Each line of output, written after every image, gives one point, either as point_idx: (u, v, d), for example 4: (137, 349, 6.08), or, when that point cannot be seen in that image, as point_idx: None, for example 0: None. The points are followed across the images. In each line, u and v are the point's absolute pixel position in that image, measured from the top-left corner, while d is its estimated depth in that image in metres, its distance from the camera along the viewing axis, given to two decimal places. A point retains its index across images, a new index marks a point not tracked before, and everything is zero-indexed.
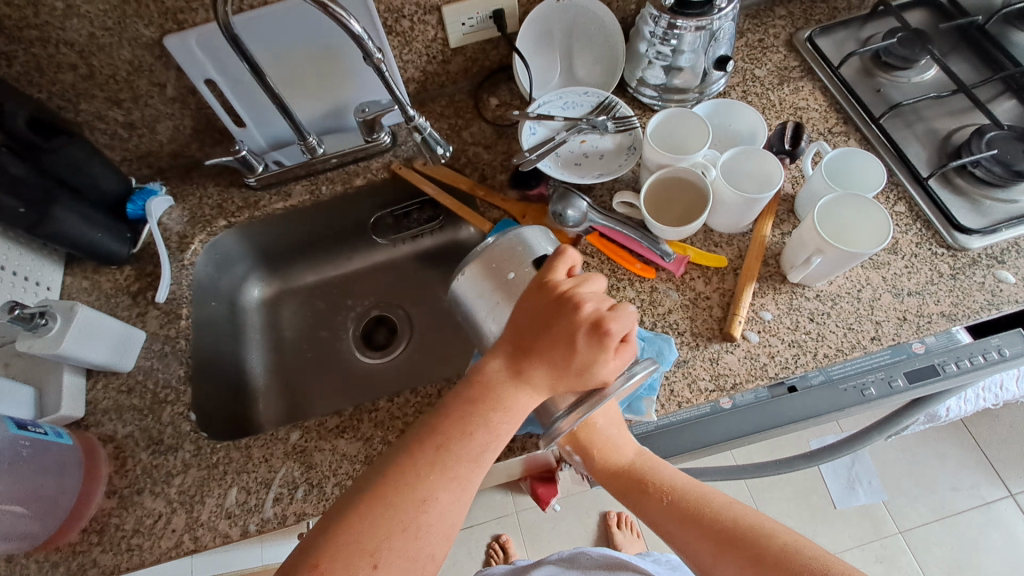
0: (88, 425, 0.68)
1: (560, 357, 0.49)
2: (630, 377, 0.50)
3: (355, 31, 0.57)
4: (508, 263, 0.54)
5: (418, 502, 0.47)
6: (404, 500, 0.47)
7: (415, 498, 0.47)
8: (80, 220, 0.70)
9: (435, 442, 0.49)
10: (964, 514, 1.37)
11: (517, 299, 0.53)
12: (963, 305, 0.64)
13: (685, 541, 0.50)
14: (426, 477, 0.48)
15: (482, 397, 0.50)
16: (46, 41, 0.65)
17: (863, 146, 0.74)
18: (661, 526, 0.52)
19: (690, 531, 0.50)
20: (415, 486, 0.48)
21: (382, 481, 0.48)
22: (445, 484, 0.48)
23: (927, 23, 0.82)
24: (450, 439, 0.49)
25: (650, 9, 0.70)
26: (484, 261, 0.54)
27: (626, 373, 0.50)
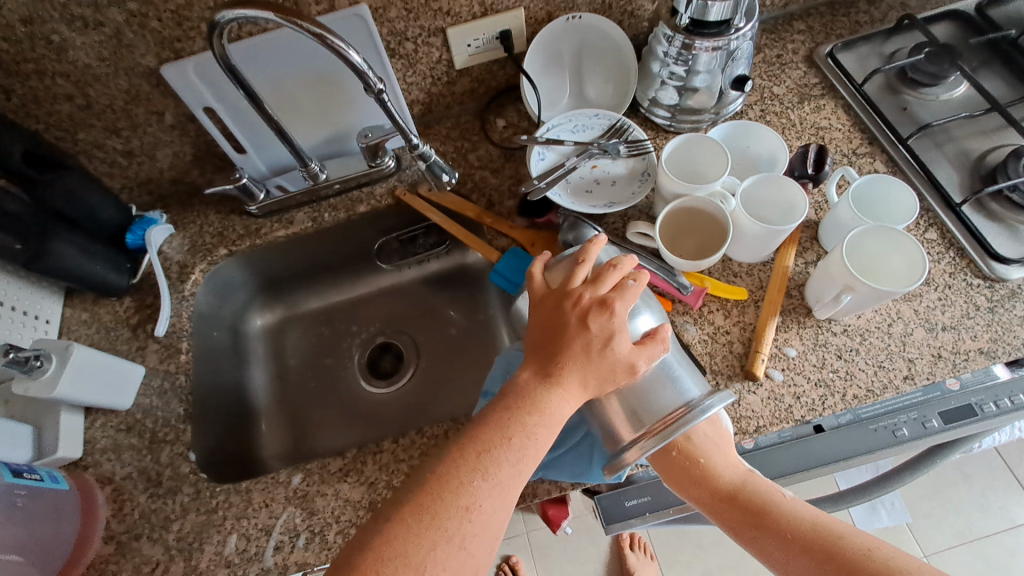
0: (86, 466, 0.65)
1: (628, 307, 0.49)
2: (702, 416, 0.49)
3: (355, 62, 0.54)
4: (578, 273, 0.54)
5: (508, 447, 0.45)
6: (494, 445, 0.45)
7: (504, 443, 0.45)
8: (77, 253, 0.68)
9: (514, 393, 0.48)
10: (993, 537, 1.32)
11: None
12: (1003, 341, 0.60)
13: (767, 548, 0.48)
14: (514, 423, 0.46)
15: (552, 359, 0.48)
16: (42, 73, 0.63)
17: (890, 168, 0.70)
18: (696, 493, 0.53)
19: (779, 544, 0.47)
20: (505, 432, 0.46)
21: (468, 433, 0.47)
22: (535, 429, 0.46)
23: (954, 36, 0.78)
24: (530, 393, 0.47)
25: (663, 29, 0.67)
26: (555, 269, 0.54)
27: (696, 410, 0.49)
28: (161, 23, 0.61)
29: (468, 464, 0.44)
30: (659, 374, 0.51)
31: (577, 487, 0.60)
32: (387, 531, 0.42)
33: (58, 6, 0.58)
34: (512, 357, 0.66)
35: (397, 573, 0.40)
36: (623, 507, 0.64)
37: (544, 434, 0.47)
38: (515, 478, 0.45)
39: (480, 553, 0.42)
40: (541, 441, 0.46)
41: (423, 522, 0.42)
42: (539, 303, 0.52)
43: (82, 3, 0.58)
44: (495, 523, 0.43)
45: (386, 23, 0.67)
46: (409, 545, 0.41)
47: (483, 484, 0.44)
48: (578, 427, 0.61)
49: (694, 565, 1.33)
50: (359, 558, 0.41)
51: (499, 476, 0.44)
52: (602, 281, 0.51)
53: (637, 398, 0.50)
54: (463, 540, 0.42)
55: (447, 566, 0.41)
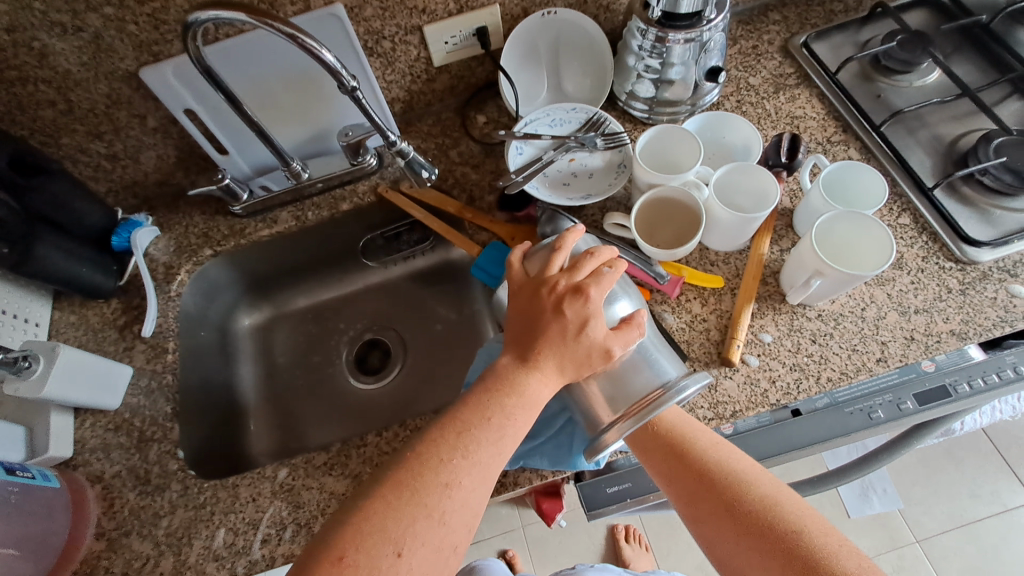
0: (76, 465, 0.66)
1: (602, 293, 0.50)
2: (679, 396, 0.50)
3: (328, 61, 0.55)
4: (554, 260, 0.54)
5: (488, 426, 0.46)
6: (474, 425, 0.46)
7: (483, 423, 0.46)
8: (63, 255, 0.68)
9: (492, 377, 0.49)
10: (984, 520, 1.33)
11: None
12: (974, 322, 0.61)
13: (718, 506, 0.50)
14: (494, 404, 0.47)
15: (529, 346, 0.49)
16: (23, 79, 0.64)
17: (864, 155, 0.71)
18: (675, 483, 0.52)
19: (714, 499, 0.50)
20: (484, 412, 0.47)
21: (448, 414, 0.47)
22: (514, 410, 0.47)
23: (927, 24, 0.79)
24: (507, 377, 0.48)
25: (636, 22, 0.68)
26: (533, 258, 0.55)
27: (673, 391, 0.50)
28: (138, 27, 0.62)
29: (447, 442, 0.45)
30: (637, 358, 0.51)
31: (558, 476, 0.61)
32: (368, 508, 0.43)
33: (37, 12, 0.59)
34: (493, 350, 0.66)
35: (377, 547, 0.41)
36: (605, 494, 0.65)
37: (523, 415, 0.47)
38: (495, 458, 0.46)
39: (460, 529, 0.43)
40: (520, 423, 0.47)
41: (404, 498, 0.42)
42: (517, 291, 0.53)
43: (59, 8, 0.59)
44: (474, 501, 0.44)
45: (363, 22, 0.68)
46: (389, 521, 0.42)
47: (464, 462, 0.44)
48: (559, 415, 0.62)
49: (689, 555, 1.34)
50: (339, 534, 0.42)
51: (479, 455, 0.45)
52: (579, 269, 0.51)
53: (616, 381, 0.51)
54: (442, 515, 0.43)
55: (426, 542, 0.42)
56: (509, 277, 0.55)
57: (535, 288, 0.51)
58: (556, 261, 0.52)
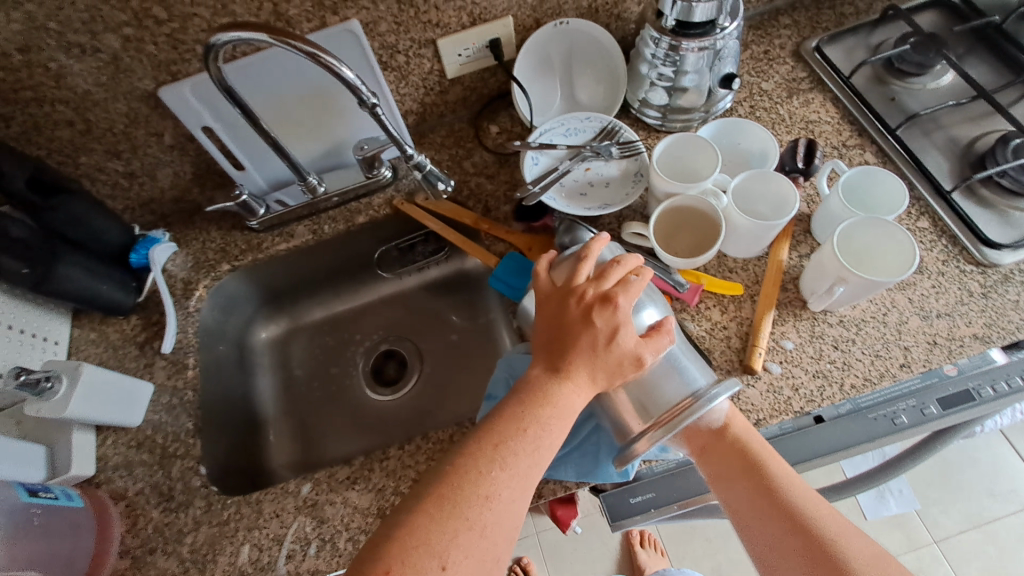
0: (99, 483, 0.66)
1: (631, 300, 0.50)
2: (709, 405, 0.50)
3: (347, 78, 0.56)
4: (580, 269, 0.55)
5: (524, 438, 0.46)
6: (511, 436, 0.46)
7: (520, 433, 0.46)
8: (82, 274, 0.68)
9: (525, 389, 0.49)
10: (1003, 520, 1.32)
11: None
12: (997, 326, 0.61)
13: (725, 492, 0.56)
14: (529, 415, 0.47)
15: (560, 356, 0.49)
16: (42, 101, 0.65)
17: (880, 158, 0.71)
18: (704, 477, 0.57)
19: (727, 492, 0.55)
20: (520, 423, 0.47)
21: (484, 426, 0.47)
22: (549, 421, 0.47)
23: (939, 25, 0.79)
24: (540, 388, 0.48)
25: (650, 31, 0.68)
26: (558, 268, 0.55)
27: (704, 400, 0.50)
28: (156, 47, 0.63)
29: (485, 454, 0.45)
30: (667, 366, 0.51)
31: (581, 487, 0.61)
32: (410, 521, 0.43)
33: (55, 34, 0.59)
34: (514, 360, 0.67)
35: (422, 561, 0.41)
36: (629, 505, 0.65)
37: (558, 425, 0.47)
38: (532, 468, 0.46)
39: (501, 542, 0.43)
40: (556, 433, 0.47)
41: (446, 512, 0.42)
42: (544, 301, 0.53)
43: (78, 30, 0.60)
44: (513, 512, 0.44)
45: (377, 37, 0.69)
46: (432, 534, 0.42)
47: (502, 474, 0.44)
48: (584, 425, 0.63)
49: (704, 560, 1.34)
50: (383, 547, 0.42)
51: (516, 467, 0.45)
52: (606, 278, 0.51)
53: (646, 390, 0.51)
54: (484, 528, 0.43)
55: (470, 554, 0.42)
56: (536, 287, 0.55)
57: (562, 298, 0.52)
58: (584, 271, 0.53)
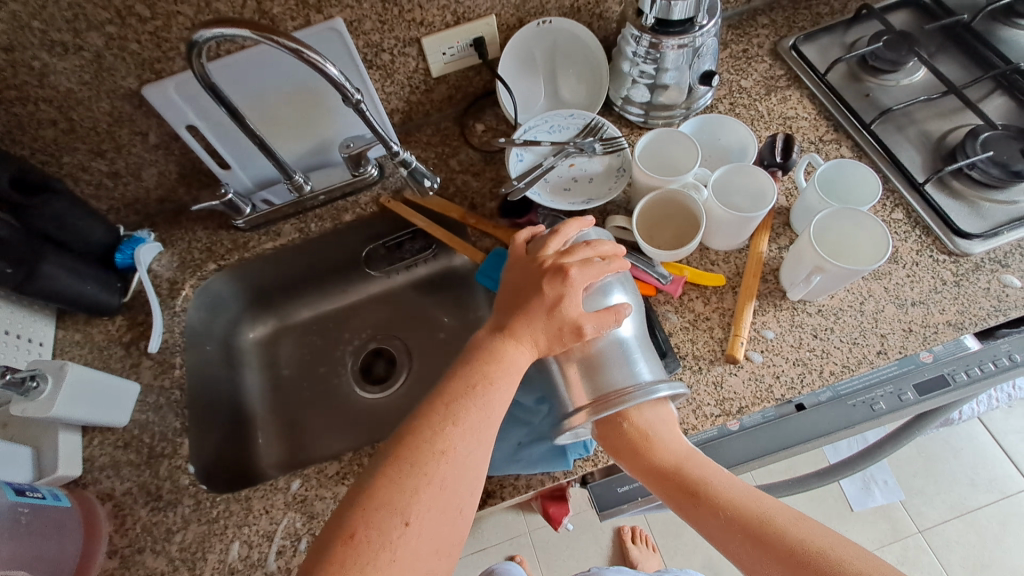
0: (86, 483, 0.66)
1: (584, 273, 0.53)
2: (651, 397, 0.51)
3: (331, 74, 0.56)
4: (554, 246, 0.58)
5: (474, 394, 0.49)
6: (461, 393, 0.49)
7: (469, 391, 0.49)
8: (67, 273, 0.68)
9: (475, 347, 0.53)
10: (985, 508, 1.35)
11: None
12: (969, 313, 0.62)
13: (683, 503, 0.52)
14: (477, 373, 0.51)
15: (509, 316, 0.54)
16: (26, 99, 0.64)
17: (855, 153, 0.73)
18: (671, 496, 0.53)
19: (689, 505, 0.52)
20: (469, 382, 0.50)
21: (437, 389, 0.51)
22: (495, 377, 0.50)
23: (911, 24, 0.81)
24: (487, 344, 0.53)
25: (630, 29, 0.69)
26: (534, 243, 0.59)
27: (644, 392, 0.51)
28: (140, 45, 0.63)
29: (437, 414, 0.48)
30: (616, 354, 0.52)
31: (568, 476, 0.60)
32: (372, 485, 0.45)
33: (38, 32, 0.59)
34: None
35: (385, 518, 0.43)
36: (616, 494, 0.66)
37: (505, 381, 0.51)
38: (484, 422, 0.49)
39: (462, 492, 0.46)
40: (503, 388, 0.50)
41: (405, 471, 0.45)
42: (511, 268, 0.58)
43: (62, 29, 0.60)
44: (469, 464, 0.47)
45: (362, 36, 0.69)
46: (393, 494, 0.44)
47: (455, 429, 0.47)
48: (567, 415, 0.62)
49: (695, 554, 1.35)
50: (351, 514, 0.44)
51: (467, 420, 0.48)
52: (568, 254, 0.55)
53: (591, 369, 0.52)
54: (441, 480, 0.45)
55: (431, 506, 0.44)
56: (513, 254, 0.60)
57: (525, 265, 0.56)
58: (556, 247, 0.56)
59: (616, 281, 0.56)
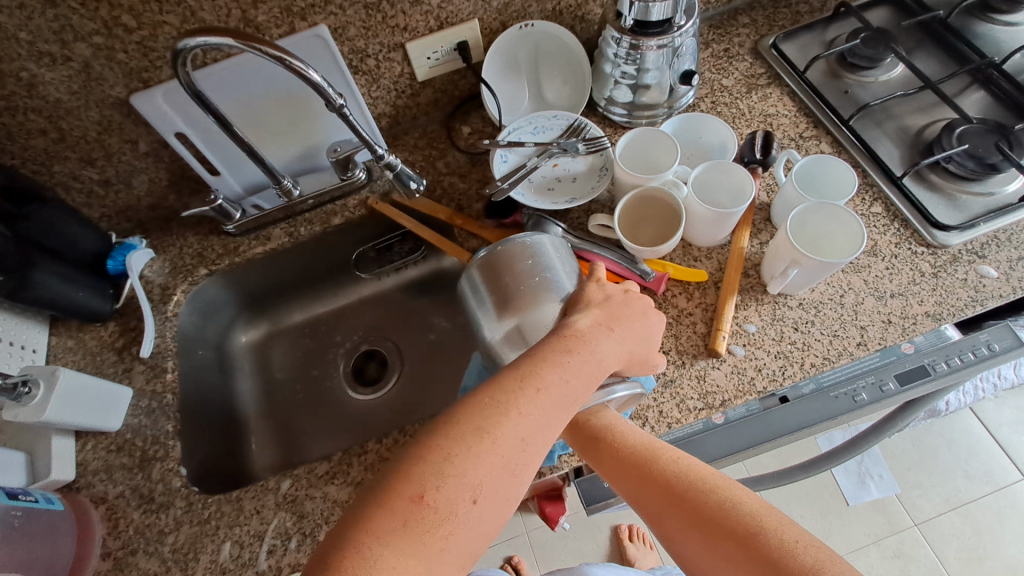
0: (80, 487, 0.67)
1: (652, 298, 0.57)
2: (607, 397, 0.52)
3: (314, 80, 0.57)
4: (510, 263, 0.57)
5: (559, 383, 0.44)
6: (539, 362, 0.45)
7: (540, 363, 0.45)
8: (59, 281, 0.69)
9: (559, 334, 0.48)
10: (979, 501, 1.35)
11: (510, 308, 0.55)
12: (947, 304, 0.63)
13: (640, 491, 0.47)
14: (560, 358, 0.46)
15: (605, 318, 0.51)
16: (15, 110, 0.65)
17: (835, 148, 0.74)
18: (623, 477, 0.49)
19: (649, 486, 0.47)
20: (552, 365, 0.45)
21: (517, 360, 0.45)
22: (578, 366, 0.46)
23: (889, 21, 0.82)
24: (577, 334, 0.48)
25: (611, 32, 0.71)
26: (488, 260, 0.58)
27: (603, 392, 0.52)
28: (127, 55, 0.64)
29: (519, 390, 0.43)
30: None
31: (555, 471, 0.61)
32: (439, 447, 0.39)
33: (26, 43, 0.60)
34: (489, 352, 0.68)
35: (454, 492, 0.38)
36: (603, 488, 0.67)
37: (586, 371, 0.46)
38: (561, 415, 0.44)
39: (523, 482, 0.42)
40: (585, 382, 0.46)
41: (482, 443, 0.40)
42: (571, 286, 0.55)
43: (49, 39, 0.61)
44: (537, 440, 0.43)
45: (347, 42, 0.70)
46: (466, 465, 0.39)
47: (534, 414, 0.43)
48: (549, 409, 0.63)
49: None
50: (409, 473, 0.39)
51: (547, 411, 0.43)
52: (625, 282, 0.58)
53: None
54: (514, 468, 0.41)
55: (495, 492, 0.40)
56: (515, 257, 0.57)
57: (501, 271, 0.57)
58: (524, 249, 0.58)
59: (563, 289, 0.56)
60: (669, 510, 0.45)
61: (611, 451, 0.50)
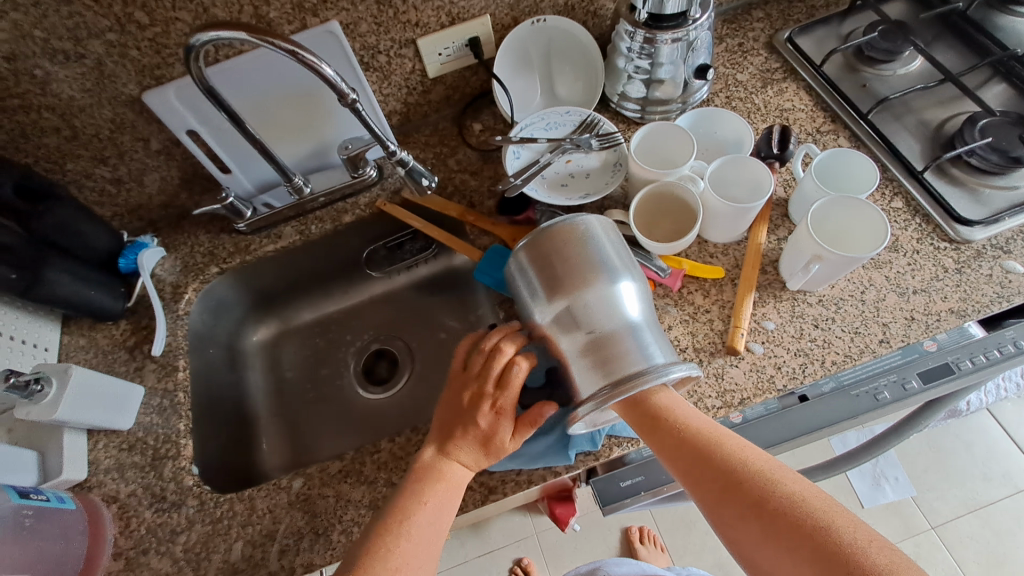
0: (91, 486, 0.66)
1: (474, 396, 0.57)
2: (662, 378, 0.51)
3: (327, 74, 0.57)
4: (558, 248, 0.54)
5: (424, 510, 0.52)
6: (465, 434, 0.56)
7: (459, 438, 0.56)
8: (71, 279, 0.69)
9: (418, 469, 0.55)
10: (999, 503, 1.33)
11: (561, 291, 0.53)
12: (972, 300, 0.62)
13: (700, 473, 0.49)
14: (425, 490, 0.53)
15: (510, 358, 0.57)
16: (28, 107, 0.65)
17: (853, 142, 0.72)
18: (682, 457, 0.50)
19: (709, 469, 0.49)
20: (420, 498, 0.52)
21: (388, 507, 0.53)
22: (442, 492, 0.53)
23: (907, 14, 0.81)
24: (433, 469, 0.55)
25: (624, 25, 0.70)
26: (534, 244, 0.55)
27: (656, 372, 0.51)
28: (140, 52, 0.64)
29: (390, 532, 0.50)
30: (628, 336, 0.53)
31: (570, 471, 0.60)
32: None
33: (39, 40, 0.60)
34: None
35: None
36: (619, 488, 0.66)
37: (452, 494, 0.54)
38: (434, 536, 0.51)
39: None
40: (450, 501, 0.53)
41: None
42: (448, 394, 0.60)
43: (63, 37, 0.61)
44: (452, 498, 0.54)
45: (358, 38, 0.70)
46: None
47: (409, 544, 0.50)
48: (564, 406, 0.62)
49: (704, 554, 1.34)
50: None
51: (420, 536, 0.50)
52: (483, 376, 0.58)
53: (605, 358, 0.52)
54: None
55: None
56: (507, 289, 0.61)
57: (551, 257, 0.54)
58: (571, 233, 0.55)
59: (613, 267, 0.54)
60: (728, 496, 0.47)
61: (671, 430, 0.51)
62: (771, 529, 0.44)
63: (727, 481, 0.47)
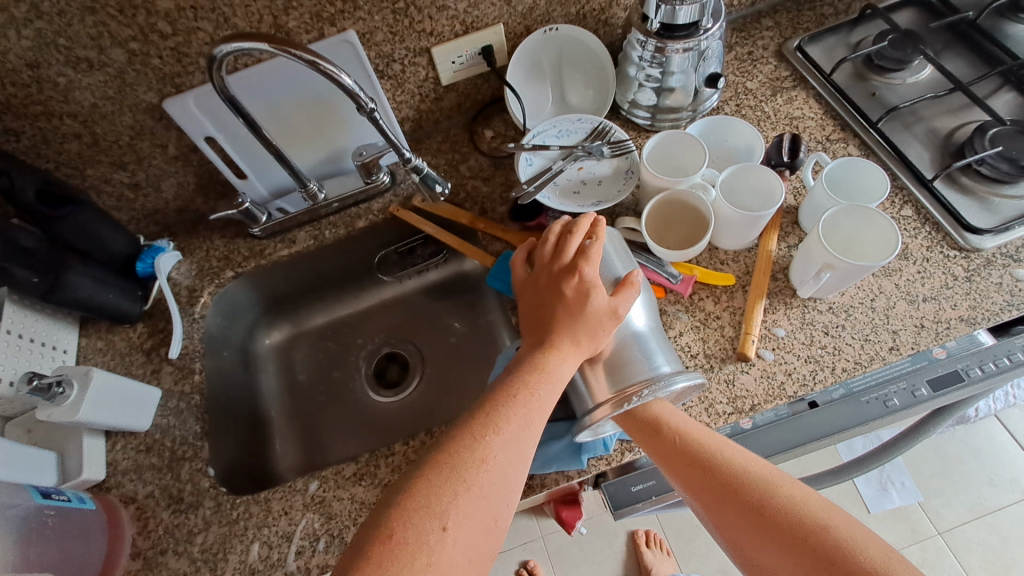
0: (110, 487, 0.67)
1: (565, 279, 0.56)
2: (668, 388, 0.53)
3: (347, 84, 0.58)
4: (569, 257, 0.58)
5: (515, 403, 0.49)
6: (544, 354, 0.53)
7: (510, 401, 0.49)
8: (92, 283, 0.70)
9: (515, 365, 0.53)
10: (1006, 510, 1.32)
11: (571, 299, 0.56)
12: (982, 308, 0.62)
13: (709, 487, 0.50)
14: (519, 383, 0.51)
15: (544, 329, 0.55)
16: (51, 114, 0.67)
17: (863, 151, 0.73)
18: (691, 474, 0.52)
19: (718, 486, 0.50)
20: (510, 391, 0.50)
21: (479, 400, 0.51)
22: (537, 387, 0.51)
23: (916, 23, 0.82)
24: (530, 361, 0.53)
25: (636, 34, 0.71)
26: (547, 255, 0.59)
27: (663, 382, 0.53)
28: (161, 61, 0.65)
29: (479, 422, 0.48)
30: (634, 347, 0.55)
31: (582, 476, 0.60)
32: (411, 488, 0.44)
33: (63, 49, 0.61)
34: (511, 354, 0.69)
35: (424, 523, 0.42)
36: (630, 493, 0.66)
37: (547, 391, 0.51)
38: (525, 432, 0.48)
39: (499, 505, 0.45)
40: (545, 397, 0.51)
41: (445, 477, 0.44)
42: (523, 291, 0.60)
43: (86, 45, 0.62)
44: (510, 474, 0.46)
45: (374, 46, 0.71)
46: (432, 497, 0.43)
47: (497, 438, 0.47)
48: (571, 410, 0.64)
49: (709, 559, 1.34)
50: (386, 515, 0.43)
51: (509, 430, 0.48)
52: (565, 252, 0.58)
53: (615, 367, 0.55)
54: (480, 488, 0.44)
55: (470, 515, 0.43)
56: (513, 280, 0.62)
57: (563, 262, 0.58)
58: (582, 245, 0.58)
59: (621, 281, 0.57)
60: (734, 510, 0.48)
61: (680, 448, 0.52)
62: (776, 537, 0.46)
63: (733, 497, 0.49)
